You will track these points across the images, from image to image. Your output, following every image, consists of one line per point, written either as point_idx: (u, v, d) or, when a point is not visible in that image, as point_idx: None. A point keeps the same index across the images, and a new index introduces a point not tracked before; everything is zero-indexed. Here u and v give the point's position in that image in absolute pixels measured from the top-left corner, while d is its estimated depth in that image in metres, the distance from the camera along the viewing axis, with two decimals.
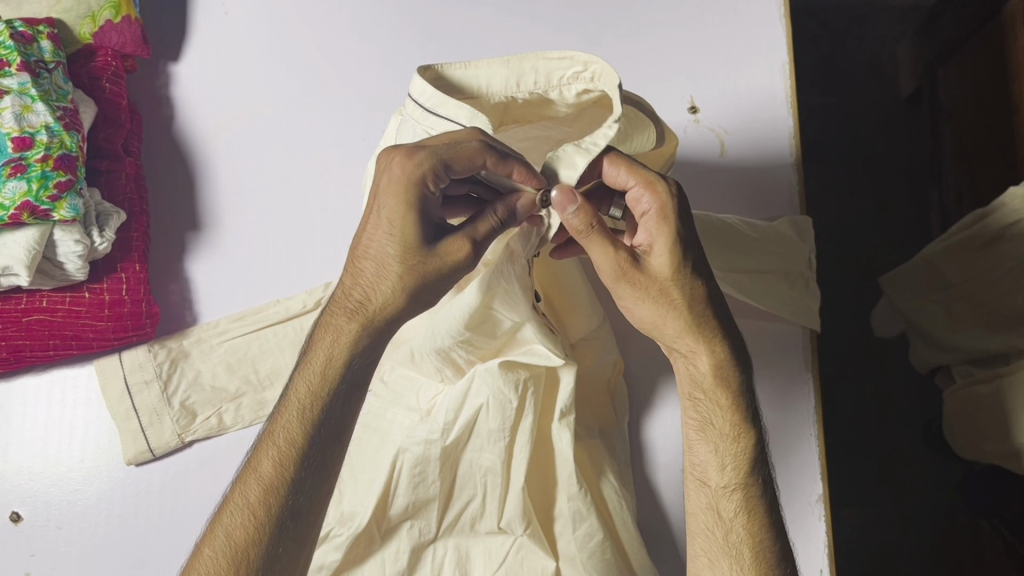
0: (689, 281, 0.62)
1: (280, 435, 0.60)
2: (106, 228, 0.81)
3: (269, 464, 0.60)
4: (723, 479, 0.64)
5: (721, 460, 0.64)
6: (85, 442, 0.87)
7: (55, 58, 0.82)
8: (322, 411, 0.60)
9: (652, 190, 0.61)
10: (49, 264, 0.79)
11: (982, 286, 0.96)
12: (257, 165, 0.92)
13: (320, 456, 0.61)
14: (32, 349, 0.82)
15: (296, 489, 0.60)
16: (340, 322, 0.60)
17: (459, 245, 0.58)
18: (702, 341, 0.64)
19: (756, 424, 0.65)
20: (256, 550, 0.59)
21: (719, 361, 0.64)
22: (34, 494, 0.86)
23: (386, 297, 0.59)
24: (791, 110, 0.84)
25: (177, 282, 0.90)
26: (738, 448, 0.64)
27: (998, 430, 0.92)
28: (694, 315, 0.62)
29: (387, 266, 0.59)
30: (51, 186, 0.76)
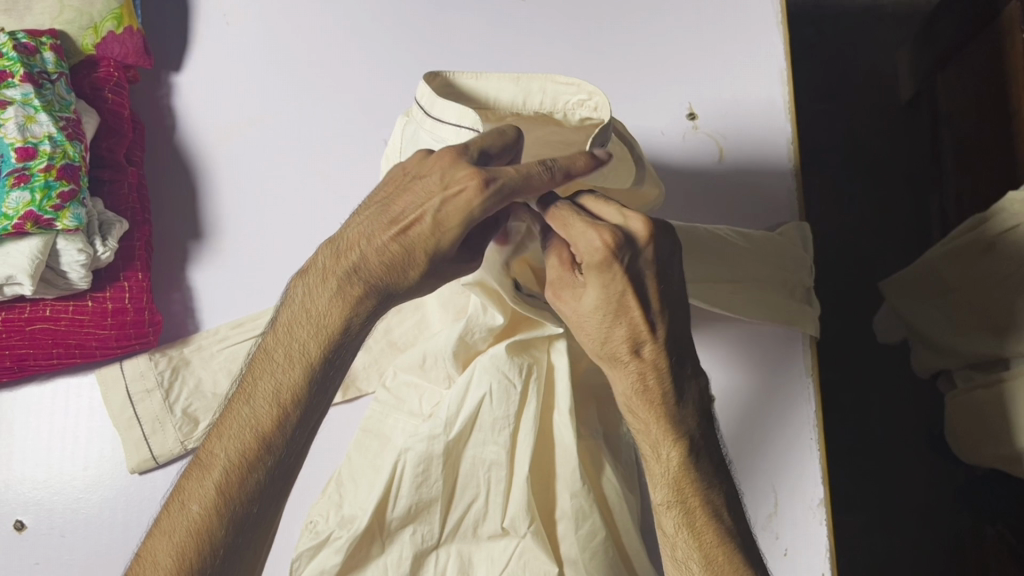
0: (615, 323, 0.59)
1: (276, 385, 0.60)
2: (109, 236, 0.82)
3: (264, 412, 0.59)
4: (658, 496, 0.62)
5: (656, 479, 0.62)
6: (87, 450, 0.88)
7: (58, 69, 0.83)
8: (321, 372, 0.60)
9: (578, 236, 0.58)
10: (52, 272, 0.80)
11: (983, 290, 0.96)
12: (258, 174, 0.92)
13: (312, 416, 0.61)
14: (36, 357, 0.83)
15: (286, 446, 0.60)
16: (347, 287, 0.59)
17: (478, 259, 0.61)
18: (617, 368, 0.60)
19: (693, 436, 0.62)
20: (238, 498, 0.58)
21: (641, 379, 0.60)
22: (37, 503, 0.87)
23: (398, 271, 0.59)
24: (789, 118, 0.85)
25: (179, 291, 0.91)
26: (663, 464, 0.62)
27: (998, 433, 0.93)
28: (608, 347, 0.60)
29: (416, 248, 0.58)
30: (54, 196, 0.77)
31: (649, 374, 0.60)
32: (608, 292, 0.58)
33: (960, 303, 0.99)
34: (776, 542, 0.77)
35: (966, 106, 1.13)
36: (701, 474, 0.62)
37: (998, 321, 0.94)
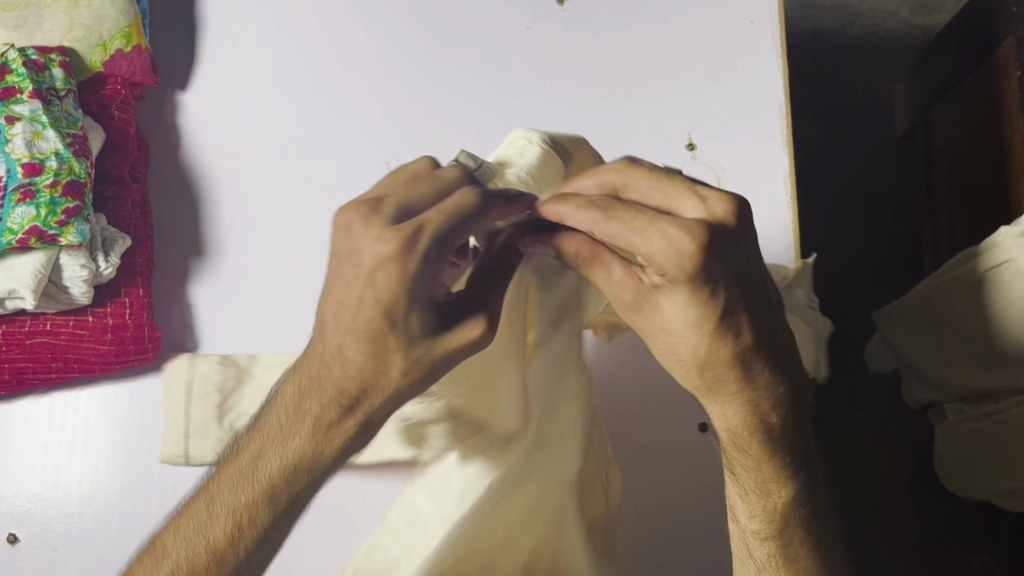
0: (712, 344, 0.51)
1: (238, 486, 0.54)
2: (112, 252, 0.82)
3: (262, 480, 0.54)
4: (753, 525, 0.61)
5: (750, 507, 0.60)
6: (82, 465, 0.88)
7: (66, 86, 0.84)
8: (331, 452, 0.54)
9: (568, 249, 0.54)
10: (54, 287, 0.80)
11: (971, 323, 0.96)
12: (260, 193, 0.93)
13: (319, 479, 0.55)
14: (35, 371, 0.84)
15: (284, 511, 0.55)
16: (361, 399, 0.53)
17: (475, 323, 0.53)
18: (729, 402, 0.56)
19: (794, 468, 0.59)
20: (230, 561, 0.54)
21: (745, 410, 0.56)
22: (31, 516, 0.87)
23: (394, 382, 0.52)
24: (787, 151, 0.86)
25: (179, 308, 0.91)
26: (771, 499, 0.60)
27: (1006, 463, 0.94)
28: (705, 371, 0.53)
29: (388, 348, 0.51)
30: (59, 212, 0.77)
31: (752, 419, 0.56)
32: (703, 306, 0.49)
33: (950, 335, 1.00)
34: None
35: (960, 140, 1.14)
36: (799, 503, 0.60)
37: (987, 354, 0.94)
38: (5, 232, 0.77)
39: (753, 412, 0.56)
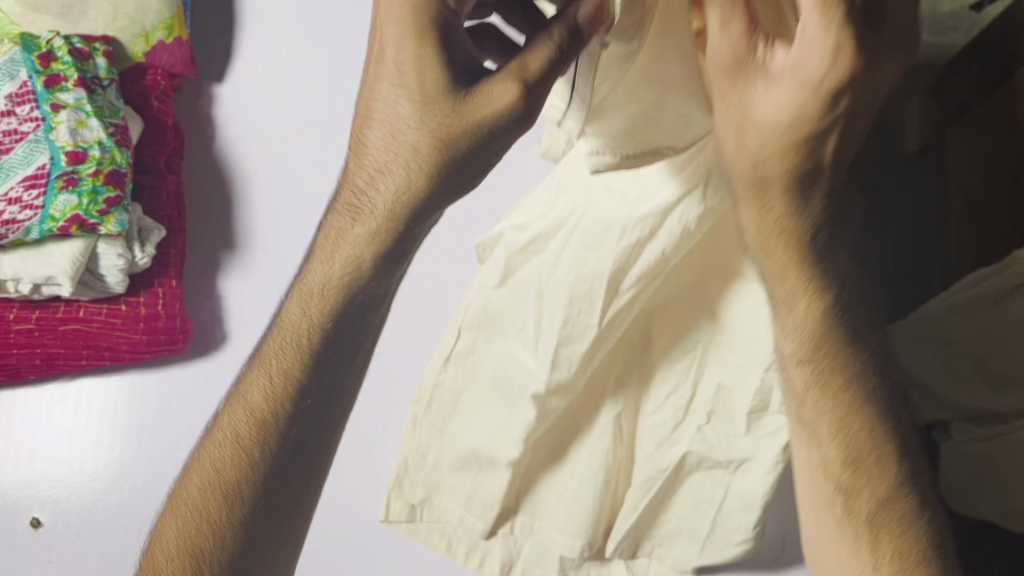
0: (807, 103, 0.40)
1: (218, 458, 0.51)
2: (148, 242, 0.83)
3: (259, 390, 0.51)
4: (790, 345, 0.48)
5: (825, 457, 0.50)
6: (109, 452, 0.89)
7: (109, 75, 0.84)
8: (329, 332, 0.50)
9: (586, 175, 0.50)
10: (91, 275, 0.81)
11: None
12: (292, 188, 0.94)
13: (331, 371, 0.51)
14: (65, 358, 0.84)
15: (287, 429, 0.51)
16: (351, 229, 0.48)
17: (503, 83, 0.42)
18: (782, 232, 0.44)
19: (863, 368, 0.49)
20: (236, 484, 0.50)
21: (787, 227, 0.44)
22: (54, 501, 0.88)
23: (403, 183, 0.46)
24: None
25: (208, 300, 0.92)
26: (804, 312, 0.47)
27: None
28: (782, 163, 0.42)
29: (389, 153, 0.46)
30: (101, 201, 0.78)
31: (806, 194, 0.43)
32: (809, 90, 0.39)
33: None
34: None
35: None
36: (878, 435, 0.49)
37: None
38: (47, 219, 0.77)
39: (800, 196, 0.43)
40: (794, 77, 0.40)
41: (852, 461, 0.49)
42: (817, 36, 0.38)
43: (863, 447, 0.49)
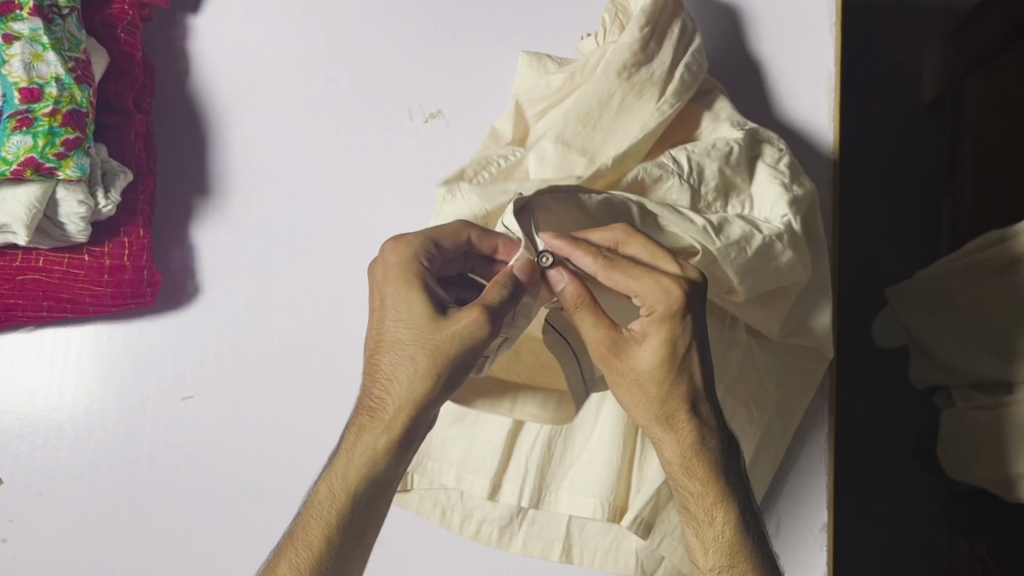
0: (670, 386, 0.53)
1: (299, 552, 0.55)
2: (112, 188, 0.77)
3: (311, 541, 0.56)
4: (707, 560, 0.56)
5: (705, 543, 0.56)
6: (72, 407, 0.85)
7: (70, 3, 0.77)
8: (358, 499, 0.56)
9: (646, 288, 0.52)
10: (50, 222, 0.75)
11: (994, 313, 0.91)
12: (270, 130, 0.87)
13: (360, 523, 0.57)
14: (25, 309, 0.79)
15: (333, 569, 0.56)
16: (366, 432, 0.56)
17: (467, 313, 0.54)
18: (670, 429, 0.55)
19: (734, 494, 0.56)
20: None
21: (647, 385, 0.54)
22: (14, 459, 0.84)
23: (409, 391, 0.55)
24: (831, 125, 0.79)
25: (180, 249, 0.86)
26: (715, 528, 0.56)
27: (996, 457, 0.90)
28: (666, 413, 0.54)
29: (403, 355, 0.55)
30: (58, 143, 0.72)
31: (688, 437, 0.55)
32: (672, 341, 0.53)
33: (968, 322, 0.95)
34: None
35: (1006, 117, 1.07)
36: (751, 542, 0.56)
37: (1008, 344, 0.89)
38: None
39: (688, 437, 0.55)
40: (666, 350, 0.53)
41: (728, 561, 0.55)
42: (661, 281, 0.52)
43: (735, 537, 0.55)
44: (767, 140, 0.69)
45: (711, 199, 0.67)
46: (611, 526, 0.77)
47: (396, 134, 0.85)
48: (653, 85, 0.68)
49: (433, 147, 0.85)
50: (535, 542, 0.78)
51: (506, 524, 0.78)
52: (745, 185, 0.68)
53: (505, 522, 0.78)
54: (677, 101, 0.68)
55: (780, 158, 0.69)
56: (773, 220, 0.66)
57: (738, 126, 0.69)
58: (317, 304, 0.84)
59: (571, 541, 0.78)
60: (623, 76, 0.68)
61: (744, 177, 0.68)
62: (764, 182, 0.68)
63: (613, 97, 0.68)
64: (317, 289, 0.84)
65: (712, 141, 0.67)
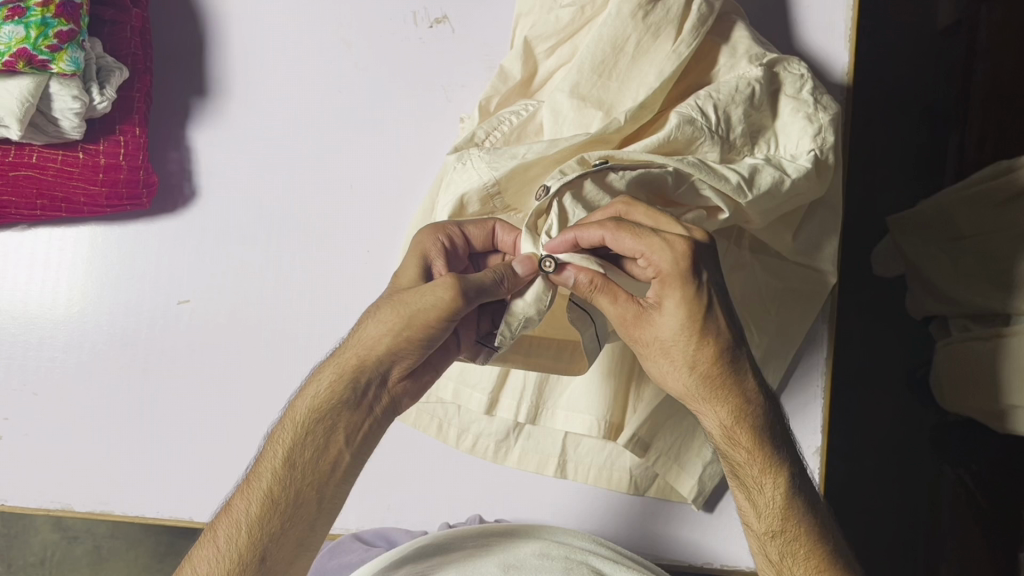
0: (701, 350, 0.53)
1: (252, 487, 0.54)
2: (108, 85, 0.75)
3: (269, 477, 0.54)
4: (761, 525, 0.56)
5: (754, 505, 0.56)
6: (67, 308, 0.84)
7: None
8: (318, 437, 0.55)
9: (657, 250, 0.52)
10: (43, 118, 0.73)
11: (994, 245, 0.90)
12: (270, 29, 0.84)
13: (322, 469, 0.55)
14: (18, 206, 0.78)
15: (291, 509, 0.54)
16: (330, 374, 0.56)
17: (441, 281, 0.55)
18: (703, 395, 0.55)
19: (781, 452, 0.56)
20: (241, 560, 0.52)
21: (671, 348, 0.54)
22: (9, 356, 0.83)
23: (375, 338, 0.55)
24: (848, 47, 0.77)
25: (176, 151, 0.85)
26: (761, 487, 0.56)
27: (986, 388, 0.91)
28: (700, 377, 0.54)
29: (376, 306, 0.56)
30: (52, 35, 0.69)
31: (727, 399, 0.55)
32: (691, 304, 0.52)
33: (968, 251, 0.94)
34: None
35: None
36: (802, 496, 0.56)
37: (1006, 274, 0.88)
38: None
39: (723, 399, 0.55)
40: (687, 316, 0.52)
41: (779, 513, 0.55)
42: (674, 245, 0.52)
43: (783, 491, 0.56)
44: (785, 68, 0.67)
45: (740, 145, 0.64)
46: (606, 442, 0.77)
47: (401, 40, 0.83)
48: (671, 22, 0.65)
49: (438, 55, 0.82)
50: (530, 457, 0.78)
51: (502, 438, 0.78)
52: (768, 121, 0.66)
53: (500, 438, 0.78)
54: (693, 38, 0.64)
55: (803, 86, 0.66)
56: (801, 156, 0.64)
57: (758, 59, 0.66)
58: (314, 214, 0.82)
59: (566, 457, 0.78)
60: (638, 16, 0.65)
61: (768, 113, 0.66)
62: (790, 117, 0.65)
63: (628, 41, 0.65)
64: (316, 197, 0.83)
65: (733, 84, 0.64)
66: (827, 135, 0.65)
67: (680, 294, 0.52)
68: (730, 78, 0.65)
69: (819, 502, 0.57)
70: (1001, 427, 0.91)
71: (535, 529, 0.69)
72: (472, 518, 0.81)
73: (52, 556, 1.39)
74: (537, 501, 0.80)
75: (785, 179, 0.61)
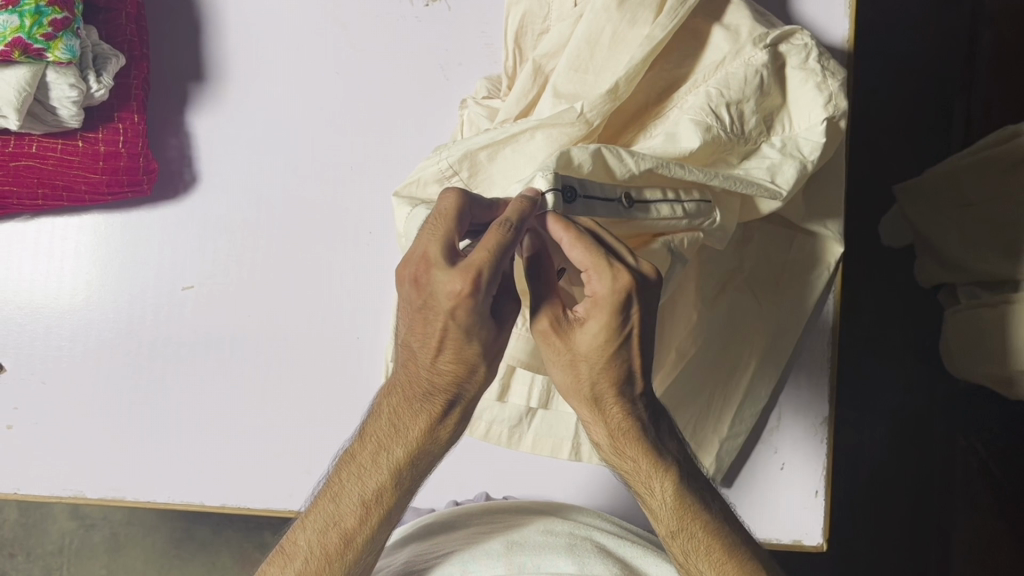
0: (607, 369, 0.53)
1: (352, 511, 0.58)
2: (104, 72, 0.75)
3: (366, 499, 0.58)
4: (660, 522, 0.60)
5: (651, 505, 0.59)
6: (72, 297, 0.84)
7: None
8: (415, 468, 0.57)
9: (598, 273, 0.50)
10: (40, 107, 0.73)
11: (1003, 209, 0.89)
12: (267, 11, 0.84)
13: (413, 484, 0.59)
14: (20, 196, 0.78)
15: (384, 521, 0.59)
16: (423, 417, 0.55)
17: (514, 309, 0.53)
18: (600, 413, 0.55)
19: (669, 459, 0.58)
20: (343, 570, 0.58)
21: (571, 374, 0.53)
22: (17, 345, 0.84)
23: (474, 386, 0.54)
24: (846, 14, 0.76)
25: (176, 137, 0.84)
26: (653, 493, 0.59)
27: (994, 355, 0.90)
28: (599, 395, 0.54)
29: (469, 362, 0.52)
30: (46, 23, 0.69)
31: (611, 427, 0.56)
32: (614, 330, 0.51)
33: (976, 220, 0.93)
34: (775, 455, 0.79)
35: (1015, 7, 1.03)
36: (693, 496, 0.59)
37: (1009, 241, 0.88)
38: None
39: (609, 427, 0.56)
40: (608, 330, 0.51)
41: (674, 511, 0.59)
42: (618, 269, 0.50)
43: (674, 493, 0.59)
44: (790, 40, 0.66)
45: (754, 134, 0.63)
46: None
47: (396, 20, 0.82)
48: (646, 6, 0.64)
49: (434, 34, 0.82)
50: (544, 441, 0.78)
51: (515, 425, 0.77)
52: (779, 101, 0.65)
53: (513, 424, 0.77)
54: (670, 22, 0.63)
55: (808, 55, 0.65)
56: (815, 130, 0.64)
57: (763, 40, 0.65)
58: (320, 199, 0.83)
59: (580, 440, 0.77)
60: (612, 9, 0.64)
61: (777, 93, 0.65)
62: (799, 91, 0.65)
63: (604, 33, 0.65)
64: (320, 181, 0.83)
65: (741, 75, 0.63)
66: (838, 101, 0.64)
67: (610, 314, 0.50)
68: (737, 70, 0.64)
69: (712, 493, 0.61)
70: (1009, 393, 0.91)
71: (541, 506, 0.69)
72: (479, 496, 0.82)
73: (69, 544, 1.41)
74: (549, 478, 0.81)
75: (806, 167, 0.62)
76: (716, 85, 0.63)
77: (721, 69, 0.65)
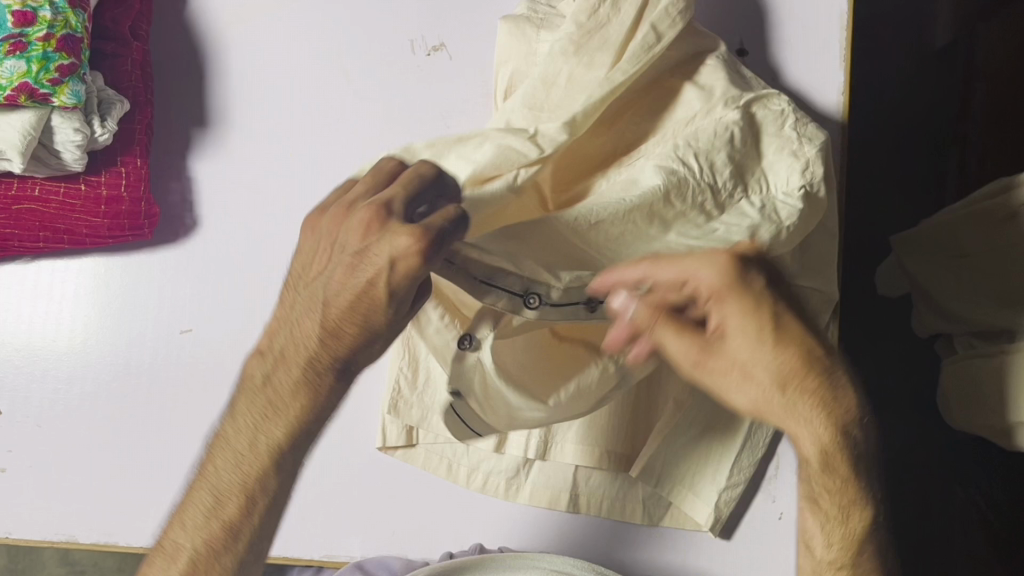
0: (780, 323, 0.56)
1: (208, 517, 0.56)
2: (109, 117, 0.75)
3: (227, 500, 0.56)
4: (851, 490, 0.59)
5: (819, 437, 0.57)
6: (70, 340, 0.84)
7: None
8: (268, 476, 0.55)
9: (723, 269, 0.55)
10: (45, 150, 0.74)
11: (1000, 260, 0.90)
12: (270, 60, 0.85)
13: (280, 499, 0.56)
14: (21, 239, 0.78)
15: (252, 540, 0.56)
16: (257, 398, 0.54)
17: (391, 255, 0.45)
18: (778, 380, 0.56)
19: (844, 400, 0.57)
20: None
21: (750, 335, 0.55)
22: (14, 388, 0.84)
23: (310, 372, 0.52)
24: (842, 67, 0.77)
25: (178, 182, 0.85)
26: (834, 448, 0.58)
27: (992, 407, 0.90)
28: (784, 382, 0.56)
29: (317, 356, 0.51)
30: (53, 68, 0.70)
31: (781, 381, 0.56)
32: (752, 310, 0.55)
33: (973, 271, 0.94)
34: (773, 505, 0.77)
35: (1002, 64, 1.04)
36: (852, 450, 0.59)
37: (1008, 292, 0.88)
38: None
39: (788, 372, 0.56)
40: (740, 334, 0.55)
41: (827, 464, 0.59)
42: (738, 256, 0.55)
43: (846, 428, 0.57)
44: (766, 104, 0.66)
45: (729, 189, 0.62)
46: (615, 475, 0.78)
47: (399, 69, 0.83)
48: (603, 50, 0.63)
49: (435, 82, 0.83)
50: (542, 493, 0.79)
51: (512, 476, 0.79)
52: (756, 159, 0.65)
53: (512, 474, 0.79)
54: (630, 65, 0.61)
55: (784, 122, 0.66)
56: (791, 193, 0.63)
57: (734, 101, 0.65)
58: None
59: (577, 491, 0.78)
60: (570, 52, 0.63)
61: (753, 150, 0.65)
62: (774, 156, 0.65)
63: (559, 75, 0.63)
64: None
65: (711, 130, 0.63)
66: (815, 169, 0.65)
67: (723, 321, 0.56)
68: (708, 125, 0.63)
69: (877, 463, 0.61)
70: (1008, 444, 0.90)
71: (530, 556, 0.68)
72: (474, 546, 0.81)
73: None
74: (539, 530, 0.80)
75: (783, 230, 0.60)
76: (685, 138, 0.62)
77: (691, 124, 0.64)
